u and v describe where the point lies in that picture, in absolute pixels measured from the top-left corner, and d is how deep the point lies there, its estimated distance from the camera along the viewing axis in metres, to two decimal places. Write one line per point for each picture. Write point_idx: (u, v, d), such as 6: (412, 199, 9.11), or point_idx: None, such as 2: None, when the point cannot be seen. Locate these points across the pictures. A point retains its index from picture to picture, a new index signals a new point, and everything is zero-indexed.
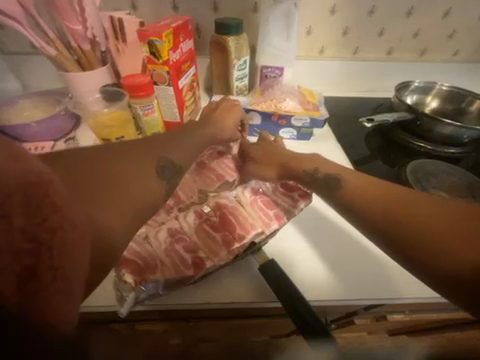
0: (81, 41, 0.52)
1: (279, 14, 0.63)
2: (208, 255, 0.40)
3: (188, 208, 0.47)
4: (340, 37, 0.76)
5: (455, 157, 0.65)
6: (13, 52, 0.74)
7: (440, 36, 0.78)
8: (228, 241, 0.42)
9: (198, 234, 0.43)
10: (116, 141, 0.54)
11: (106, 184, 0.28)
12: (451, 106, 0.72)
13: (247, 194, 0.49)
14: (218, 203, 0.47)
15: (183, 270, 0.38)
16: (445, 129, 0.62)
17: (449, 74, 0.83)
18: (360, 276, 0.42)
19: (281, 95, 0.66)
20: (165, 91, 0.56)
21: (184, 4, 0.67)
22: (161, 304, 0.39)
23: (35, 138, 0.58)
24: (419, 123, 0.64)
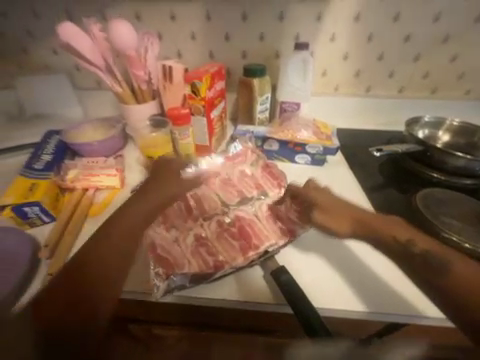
0: (141, 82, 0.66)
1: (297, 60, 0.75)
2: (228, 258, 0.46)
3: (211, 217, 0.54)
4: (352, 78, 0.86)
5: (472, 189, 0.66)
6: (83, 88, 0.94)
7: (449, 77, 0.85)
8: (245, 248, 0.48)
9: (220, 240, 0.49)
10: (157, 158, 0.65)
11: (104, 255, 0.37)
12: (463, 139, 0.75)
13: (263, 210, 0.56)
14: (238, 216, 0.54)
15: (204, 269, 0.44)
16: (456, 161, 0.65)
17: (461, 110, 0.87)
18: (366, 292, 0.45)
19: (297, 126, 0.75)
20: (199, 121, 0.68)
21: (219, 54, 0.83)
22: (186, 299, 0.44)
23: (91, 154, 0.71)
24: (429, 155, 0.68)
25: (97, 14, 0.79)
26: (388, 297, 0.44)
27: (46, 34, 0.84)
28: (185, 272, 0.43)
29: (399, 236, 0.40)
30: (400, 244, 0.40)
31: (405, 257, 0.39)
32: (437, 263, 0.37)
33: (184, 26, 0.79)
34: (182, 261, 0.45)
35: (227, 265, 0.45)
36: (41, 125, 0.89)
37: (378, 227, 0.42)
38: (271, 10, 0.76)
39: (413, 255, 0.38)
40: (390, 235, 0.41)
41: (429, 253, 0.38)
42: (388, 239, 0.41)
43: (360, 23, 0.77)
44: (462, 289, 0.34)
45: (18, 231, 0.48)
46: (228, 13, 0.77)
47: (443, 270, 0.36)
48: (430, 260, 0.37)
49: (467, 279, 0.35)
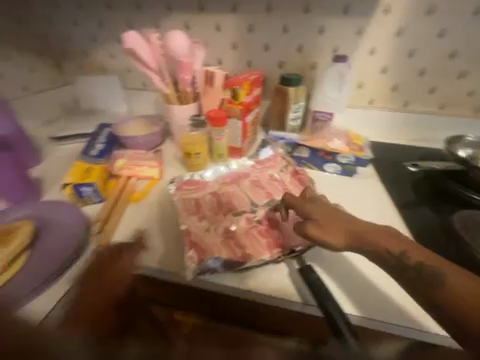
0: (187, 85, 0.72)
1: (334, 72, 0.77)
2: (256, 253, 0.49)
3: (240, 214, 0.57)
4: (389, 92, 0.85)
5: None
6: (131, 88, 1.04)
7: None
8: (271, 245, 0.51)
9: (248, 236, 0.52)
10: (195, 155, 0.70)
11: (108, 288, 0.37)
12: None
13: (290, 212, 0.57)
14: (266, 215, 0.57)
15: (232, 258, 0.48)
16: None
17: None
18: (381, 309, 0.45)
19: (329, 135, 0.76)
20: (235, 124, 0.72)
21: (257, 62, 0.88)
22: (214, 285, 0.48)
23: (135, 147, 0.79)
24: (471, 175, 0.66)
25: (151, 23, 0.88)
26: (405, 317, 0.44)
27: (105, 39, 0.94)
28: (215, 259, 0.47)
29: (391, 249, 0.40)
30: (393, 256, 0.40)
31: (398, 269, 0.39)
32: (430, 274, 0.37)
33: (227, 36, 0.85)
34: (212, 249, 0.50)
35: (254, 259, 0.49)
36: (92, 119, 1.00)
37: (375, 239, 0.41)
38: (312, 23, 0.79)
39: (408, 267, 0.39)
40: (384, 248, 0.41)
41: (424, 266, 0.38)
42: (382, 251, 0.41)
43: (402, 38, 0.77)
44: (461, 300, 0.34)
45: (71, 208, 0.55)
46: (270, 25, 0.81)
47: (438, 281, 0.36)
48: (424, 273, 0.37)
49: (464, 289, 0.35)
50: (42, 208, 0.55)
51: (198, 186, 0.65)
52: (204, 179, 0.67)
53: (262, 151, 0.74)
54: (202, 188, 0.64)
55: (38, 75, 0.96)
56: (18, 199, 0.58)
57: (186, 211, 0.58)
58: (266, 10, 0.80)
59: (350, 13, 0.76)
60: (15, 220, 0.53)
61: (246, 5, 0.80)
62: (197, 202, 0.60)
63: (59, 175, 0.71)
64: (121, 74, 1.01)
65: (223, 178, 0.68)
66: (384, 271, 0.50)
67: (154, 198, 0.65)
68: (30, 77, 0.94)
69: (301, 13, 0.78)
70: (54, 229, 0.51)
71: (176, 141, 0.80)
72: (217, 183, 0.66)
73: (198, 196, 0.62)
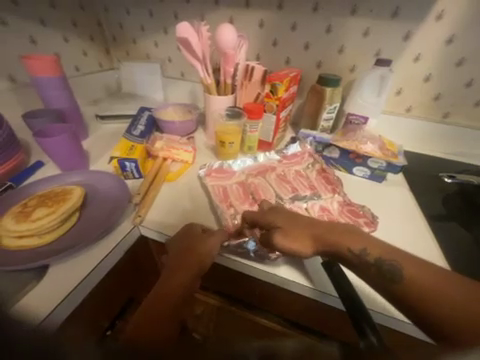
0: (228, 77, 0.76)
1: (375, 76, 0.75)
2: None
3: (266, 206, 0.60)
4: (430, 101, 0.83)
5: None
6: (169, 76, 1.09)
7: None
8: None
9: None
10: (228, 144, 0.74)
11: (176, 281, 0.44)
12: None
13: (315, 209, 0.59)
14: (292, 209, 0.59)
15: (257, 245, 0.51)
16: None
17: None
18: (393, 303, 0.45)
19: (362, 139, 0.75)
20: (269, 119, 0.75)
21: (295, 61, 0.89)
22: (237, 263, 0.51)
23: (171, 132, 0.84)
24: None
25: (197, 15, 0.91)
26: None
27: (152, 28, 0.99)
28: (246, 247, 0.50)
29: (353, 248, 0.40)
30: (354, 254, 0.40)
31: (361, 267, 0.39)
32: (390, 272, 0.37)
33: (269, 33, 0.87)
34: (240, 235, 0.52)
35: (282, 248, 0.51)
36: (132, 102, 1.07)
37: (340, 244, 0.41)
38: (357, 26, 0.78)
39: (368, 267, 0.39)
40: (346, 248, 0.41)
41: (382, 263, 0.38)
42: (343, 251, 0.41)
43: (452, 46, 0.74)
44: (424, 296, 0.34)
45: (117, 179, 0.60)
46: (314, 25, 0.82)
47: (397, 277, 0.36)
48: (387, 270, 0.37)
49: (424, 282, 0.35)
50: (91, 177, 0.61)
51: (226, 175, 0.68)
52: (232, 169, 0.70)
53: (290, 148, 0.76)
54: (229, 177, 0.68)
55: (89, 58, 1.03)
56: (70, 166, 0.66)
57: (215, 196, 0.61)
58: (312, 9, 0.80)
59: (399, 17, 0.74)
60: (70, 183, 0.60)
61: (293, 3, 0.81)
62: (225, 190, 0.64)
63: (103, 150, 0.78)
64: (163, 62, 1.06)
65: (251, 170, 0.71)
66: None
67: (185, 180, 0.69)
68: (81, 59, 1.01)
69: (347, 14, 0.77)
70: (101, 197, 0.57)
71: (209, 130, 0.84)
72: (244, 174, 0.69)
73: (226, 184, 0.65)
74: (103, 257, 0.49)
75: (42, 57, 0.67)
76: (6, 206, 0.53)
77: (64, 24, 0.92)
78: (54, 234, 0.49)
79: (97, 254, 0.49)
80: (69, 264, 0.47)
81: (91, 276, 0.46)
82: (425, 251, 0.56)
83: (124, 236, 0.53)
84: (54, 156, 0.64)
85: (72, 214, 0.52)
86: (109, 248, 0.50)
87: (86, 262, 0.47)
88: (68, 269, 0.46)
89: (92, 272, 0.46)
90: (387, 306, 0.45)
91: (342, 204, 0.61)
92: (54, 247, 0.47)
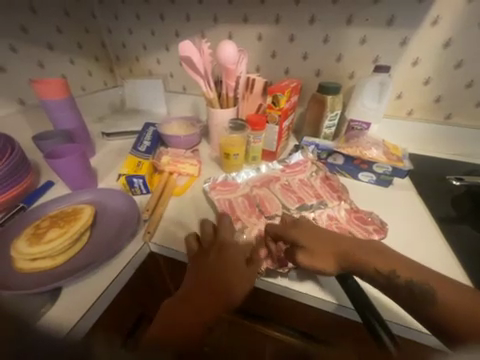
0: (229, 90, 0.77)
1: (375, 82, 0.76)
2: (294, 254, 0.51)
3: (273, 217, 0.60)
4: (431, 103, 0.83)
5: None
6: (171, 90, 1.11)
7: None
8: None
9: None
10: (232, 155, 0.75)
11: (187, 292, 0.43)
12: None
13: (323, 218, 0.59)
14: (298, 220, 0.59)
15: (269, 259, 0.50)
16: None
17: None
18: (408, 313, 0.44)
19: (366, 144, 0.75)
20: (272, 129, 0.76)
21: (294, 71, 0.91)
22: None
23: (176, 146, 0.85)
24: None
25: (197, 32, 0.94)
26: None
27: (154, 46, 1.03)
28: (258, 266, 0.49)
29: (381, 269, 0.40)
30: (383, 276, 0.39)
31: (388, 286, 0.39)
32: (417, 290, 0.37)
33: (267, 47, 0.90)
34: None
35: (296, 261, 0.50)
36: (136, 118, 1.09)
37: (362, 259, 0.41)
38: (354, 34, 0.80)
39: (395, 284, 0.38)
40: (374, 268, 0.40)
41: (413, 282, 0.37)
42: (370, 272, 0.40)
43: (450, 49, 0.75)
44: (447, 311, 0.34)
45: (125, 196, 0.61)
46: (311, 36, 0.84)
47: (422, 294, 0.36)
48: (418, 291, 0.37)
49: (449, 299, 0.35)
50: (101, 196, 0.62)
51: (231, 188, 0.68)
52: (236, 181, 0.71)
53: (293, 157, 0.76)
54: (235, 189, 0.68)
55: (94, 77, 1.07)
56: (79, 185, 0.68)
57: (222, 210, 0.61)
58: (309, 21, 0.82)
59: (395, 24, 0.76)
60: (79, 202, 0.61)
61: (290, 16, 0.83)
62: (231, 203, 0.64)
63: (111, 167, 0.80)
64: (165, 78, 1.09)
65: (255, 181, 0.71)
66: None
67: (191, 194, 0.70)
68: (86, 79, 1.04)
69: (344, 24, 0.79)
70: (111, 215, 0.58)
71: (213, 143, 0.85)
72: (249, 186, 0.69)
73: (232, 197, 0.66)
74: (116, 276, 0.49)
75: (51, 81, 0.69)
76: (19, 228, 0.54)
77: (69, 47, 0.96)
78: (66, 254, 0.49)
79: (109, 273, 0.49)
80: (82, 284, 0.47)
81: (105, 295, 0.46)
82: (438, 256, 0.54)
83: (135, 254, 0.53)
84: (64, 176, 0.65)
85: (82, 234, 0.52)
86: (122, 266, 0.51)
87: (98, 282, 0.47)
88: (82, 289, 0.46)
89: (105, 291, 0.46)
90: (403, 316, 0.44)
91: (349, 211, 0.61)
92: (66, 268, 0.48)
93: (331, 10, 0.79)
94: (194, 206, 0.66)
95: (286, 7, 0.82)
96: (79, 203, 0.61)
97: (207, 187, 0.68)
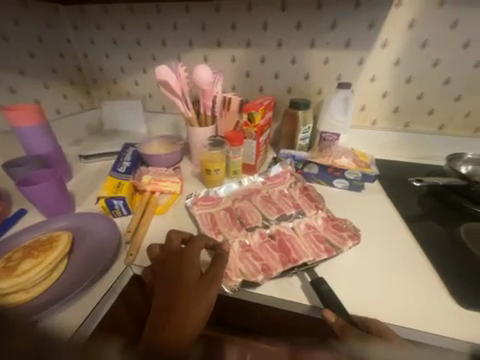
0: (207, 109, 0.81)
1: (339, 98, 0.84)
2: (271, 265, 0.54)
3: (254, 229, 0.62)
4: (390, 113, 0.93)
5: None
6: (150, 110, 1.12)
7: None
8: (284, 260, 0.55)
9: (262, 250, 0.57)
10: (214, 170, 0.76)
11: (165, 293, 0.44)
12: None
13: (301, 227, 0.63)
14: (278, 229, 0.62)
15: (253, 272, 0.52)
16: None
17: None
18: (383, 310, 0.48)
19: (337, 154, 0.82)
20: (250, 143, 0.79)
21: (267, 88, 0.98)
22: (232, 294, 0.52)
23: (157, 164, 0.85)
24: (472, 189, 0.68)
25: (174, 56, 0.99)
26: (404, 315, 0.47)
27: (131, 69, 1.05)
28: (236, 276, 0.51)
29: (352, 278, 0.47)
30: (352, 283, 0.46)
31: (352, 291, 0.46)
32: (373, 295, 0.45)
33: (240, 68, 0.96)
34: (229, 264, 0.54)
35: (273, 271, 0.53)
36: (115, 138, 1.09)
37: None
38: (318, 56, 0.89)
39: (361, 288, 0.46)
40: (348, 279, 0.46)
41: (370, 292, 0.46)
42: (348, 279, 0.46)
43: (399, 67, 0.86)
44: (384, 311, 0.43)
45: (106, 219, 0.60)
46: (281, 57, 0.92)
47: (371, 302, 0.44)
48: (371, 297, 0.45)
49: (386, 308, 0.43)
50: (81, 221, 0.61)
51: (213, 202, 0.70)
52: (218, 195, 0.72)
53: (272, 169, 0.80)
54: (217, 203, 0.70)
55: (70, 100, 1.06)
56: (56, 210, 0.65)
57: (204, 226, 0.63)
58: (277, 45, 0.90)
59: (352, 47, 0.85)
60: (57, 229, 0.59)
61: (259, 41, 0.90)
62: (212, 216, 0.66)
63: (90, 189, 0.78)
64: (143, 98, 1.11)
65: (237, 194, 0.74)
66: (377, 279, 0.53)
67: (172, 212, 0.70)
68: (62, 103, 1.04)
69: (308, 47, 0.88)
70: (91, 240, 0.57)
71: (194, 158, 0.87)
72: (230, 199, 0.71)
73: (214, 211, 0.67)
74: (99, 300, 0.48)
75: (24, 107, 0.69)
76: None
77: (43, 73, 0.96)
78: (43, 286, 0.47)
79: (91, 300, 0.48)
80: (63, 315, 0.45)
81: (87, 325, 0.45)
82: (404, 254, 0.59)
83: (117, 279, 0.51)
84: (38, 203, 0.63)
85: (59, 262, 0.51)
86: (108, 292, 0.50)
87: (76, 313, 0.46)
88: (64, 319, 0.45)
89: (85, 321, 0.44)
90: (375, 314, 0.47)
91: (326, 219, 0.65)
92: (41, 301, 0.45)
93: (295, 36, 0.87)
94: (178, 223, 0.66)
95: (255, 33, 0.89)
96: (55, 230, 0.59)
97: (191, 203, 0.69)
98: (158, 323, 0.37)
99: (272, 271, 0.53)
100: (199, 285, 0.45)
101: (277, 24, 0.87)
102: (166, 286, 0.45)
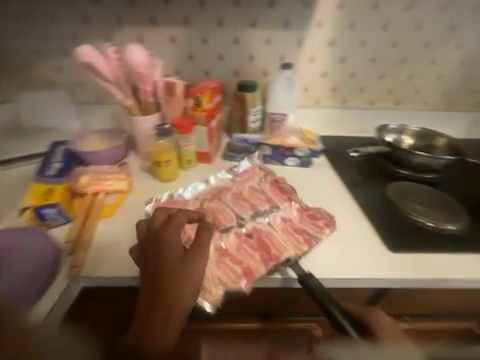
0: (148, 96, 0.73)
1: (283, 78, 0.87)
2: (253, 268, 0.55)
3: (228, 230, 0.61)
4: (331, 91, 0.99)
5: (432, 181, 0.80)
6: (80, 101, 0.94)
7: (410, 90, 0.99)
8: (266, 259, 0.56)
9: (240, 252, 0.58)
10: (164, 162, 0.71)
11: (150, 279, 0.46)
12: (423, 142, 0.88)
13: (277, 222, 0.63)
14: (254, 227, 0.61)
15: (235, 279, 0.54)
16: (416, 159, 0.78)
17: (422, 119, 1.01)
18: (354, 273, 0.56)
19: (286, 133, 0.87)
20: (200, 130, 0.76)
21: (214, 71, 0.92)
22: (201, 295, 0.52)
23: (95, 161, 0.74)
24: (396, 154, 0.81)
25: (102, 36, 0.85)
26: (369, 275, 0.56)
27: (49, 52, 0.88)
28: (214, 287, 0.53)
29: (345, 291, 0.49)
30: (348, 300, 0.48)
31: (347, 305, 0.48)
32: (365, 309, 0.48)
33: (183, 50, 0.89)
34: (207, 281, 0.53)
35: (255, 275, 0.54)
36: (35, 138, 0.88)
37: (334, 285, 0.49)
38: (260, 36, 0.88)
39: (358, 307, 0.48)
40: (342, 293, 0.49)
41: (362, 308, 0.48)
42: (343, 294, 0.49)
43: (334, 47, 0.92)
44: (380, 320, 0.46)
45: (38, 232, 0.52)
46: (224, 37, 0.88)
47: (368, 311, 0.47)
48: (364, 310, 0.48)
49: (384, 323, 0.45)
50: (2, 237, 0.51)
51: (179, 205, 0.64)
52: (184, 197, 0.66)
53: (240, 164, 0.73)
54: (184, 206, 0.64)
55: None
56: None
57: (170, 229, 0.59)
58: (218, 25, 0.86)
59: (292, 27, 0.88)
60: None
61: (199, 20, 0.85)
62: None
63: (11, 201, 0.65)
64: (69, 88, 0.93)
65: (205, 193, 0.68)
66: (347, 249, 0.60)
67: (129, 210, 0.64)
68: None
69: (249, 26, 0.87)
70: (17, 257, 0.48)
71: (142, 152, 0.77)
72: (198, 200, 0.66)
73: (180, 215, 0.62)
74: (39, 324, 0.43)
75: None
76: None
77: None
78: None
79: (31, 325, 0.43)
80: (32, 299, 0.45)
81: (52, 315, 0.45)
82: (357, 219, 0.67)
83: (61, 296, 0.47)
84: None
85: None
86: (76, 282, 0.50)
87: None
88: None
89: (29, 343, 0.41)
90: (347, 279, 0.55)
91: (300, 210, 0.65)
92: None
93: (236, 17, 0.86)
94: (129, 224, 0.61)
95: (193, 11, 0.84)
96: None
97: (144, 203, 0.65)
98: (146, 311, 0.44)
99: (255, 275, 0.54)
100: (182, 263, 0.47)
101: (215, 3, 0.84)
102: (152, 273, 0.47)
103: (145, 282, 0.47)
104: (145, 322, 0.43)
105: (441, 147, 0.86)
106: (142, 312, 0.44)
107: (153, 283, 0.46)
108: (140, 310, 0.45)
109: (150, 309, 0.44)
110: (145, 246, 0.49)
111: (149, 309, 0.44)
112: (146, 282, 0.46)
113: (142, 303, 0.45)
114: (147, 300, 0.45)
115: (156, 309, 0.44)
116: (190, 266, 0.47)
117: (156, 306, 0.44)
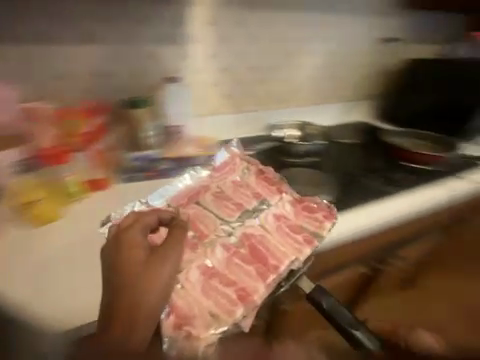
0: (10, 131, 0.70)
1: (171, 91, 0.88)
2: (250, 288, 0.53)
3: (213, 243, 0.56)
4: (226, 98, 1.06)
5: (311, 164, 0.95)
6: None
7: (290, 90, 1.16)
8: (262, 272, 0.55)
9: (232, 269, 0.54)
10: (35, 201, 0.66)
11: (120, 281, 0.45)
12: (298, 134, 1.06)
13: (270, 219, 0.60)
14: (246, 233, 0.58)
15: (232, 308, 0.51)
16: (293, 148, 0.97)
17: (302, 114, 1.20)
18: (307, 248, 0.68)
19: (182, 144, 0.88)
20: (79, 158, 0.75)
21: (100, 88, 0.84)
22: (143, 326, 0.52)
23: None
24: (275, 147, 0.98)
25: None
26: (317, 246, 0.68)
27: None
28: (205, 332, 0.48)
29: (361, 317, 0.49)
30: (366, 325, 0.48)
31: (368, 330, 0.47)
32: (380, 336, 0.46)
33: (66, 69, 0.80)
34: (194, 316, 0.50)
35: (253, 296, 0.53)
36: None
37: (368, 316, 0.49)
38: (141, 51, 0.87)
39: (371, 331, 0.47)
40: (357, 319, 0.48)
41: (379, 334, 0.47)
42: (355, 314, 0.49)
43: (215, 59, 0.99)
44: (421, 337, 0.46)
45: None
46: (103, 52, 0.83)
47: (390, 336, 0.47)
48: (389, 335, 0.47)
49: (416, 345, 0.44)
50: None
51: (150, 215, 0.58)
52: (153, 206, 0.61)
53: (218, 157, 0.67)
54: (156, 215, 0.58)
55: None
56: None
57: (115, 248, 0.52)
58: (94, 40, 0.81)
59: (170, 41, 0.90)
60: None
61: (71, 36, 0.79)
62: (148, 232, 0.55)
63: None
64: None
65: (179, 197, 0.62)
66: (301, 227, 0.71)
67: (57, 242, 0.62)
68: None
69: (126, 42, 0.85)
70: None
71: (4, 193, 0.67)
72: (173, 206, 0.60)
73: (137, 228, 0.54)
74: None
75: None
76: None
77: None
78: None
79: None
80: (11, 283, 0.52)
81: None
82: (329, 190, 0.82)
83: None
84: None
85: None
86: (41, 288, 0.52)
87: None
88: None
89: None
90: None
91: (294, 202, 0.62)
92: None
93: (114, 31, 0.83)
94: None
95: (62, 27, 0.78)
96: None
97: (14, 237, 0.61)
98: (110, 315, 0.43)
99: (253, 297, 0.53)
100: (147, 264, 0.47)
101: (85, 18, 0.79)
102: (120, 276, 0.45)
103: (115, 286, 0.45)
104: (109, 324, 0.43)
105: (308, 134, 1.07)
106: (109, 316, 0.43)
107: (123, 286, 0.44)
108: (106, 315, 0.43)
109: (115, 313, 0.43)
110: (110, 254, 0.47)
111: (112, 313, 0.43)
112: (114, 285, 0.45)
113: (108, 308, 0.44)
114: (113, 305, 0.44)
115: (123, 312, 0.43)
116: (155, 269, 0.47)
117: (122, 310, 0.43)
